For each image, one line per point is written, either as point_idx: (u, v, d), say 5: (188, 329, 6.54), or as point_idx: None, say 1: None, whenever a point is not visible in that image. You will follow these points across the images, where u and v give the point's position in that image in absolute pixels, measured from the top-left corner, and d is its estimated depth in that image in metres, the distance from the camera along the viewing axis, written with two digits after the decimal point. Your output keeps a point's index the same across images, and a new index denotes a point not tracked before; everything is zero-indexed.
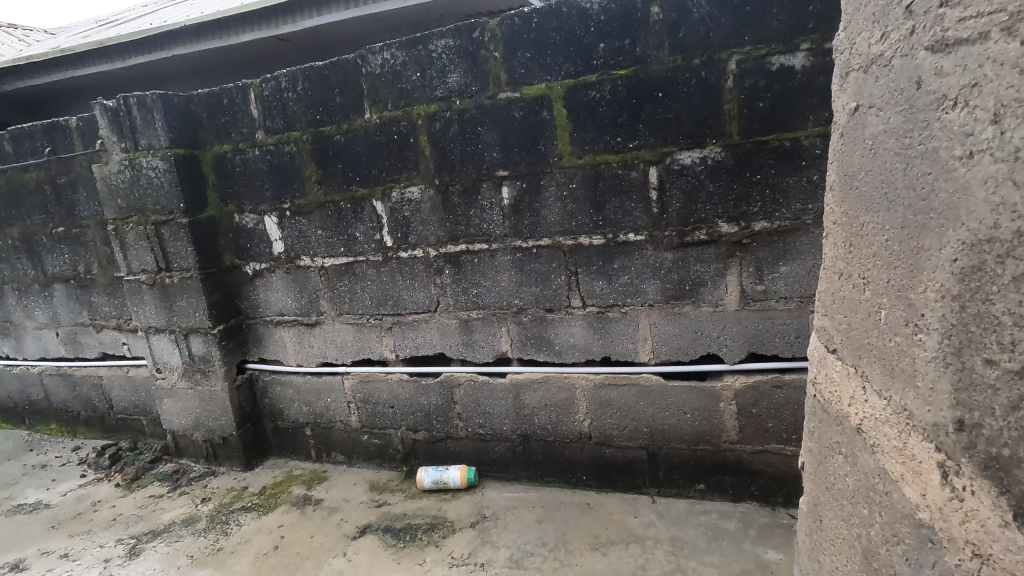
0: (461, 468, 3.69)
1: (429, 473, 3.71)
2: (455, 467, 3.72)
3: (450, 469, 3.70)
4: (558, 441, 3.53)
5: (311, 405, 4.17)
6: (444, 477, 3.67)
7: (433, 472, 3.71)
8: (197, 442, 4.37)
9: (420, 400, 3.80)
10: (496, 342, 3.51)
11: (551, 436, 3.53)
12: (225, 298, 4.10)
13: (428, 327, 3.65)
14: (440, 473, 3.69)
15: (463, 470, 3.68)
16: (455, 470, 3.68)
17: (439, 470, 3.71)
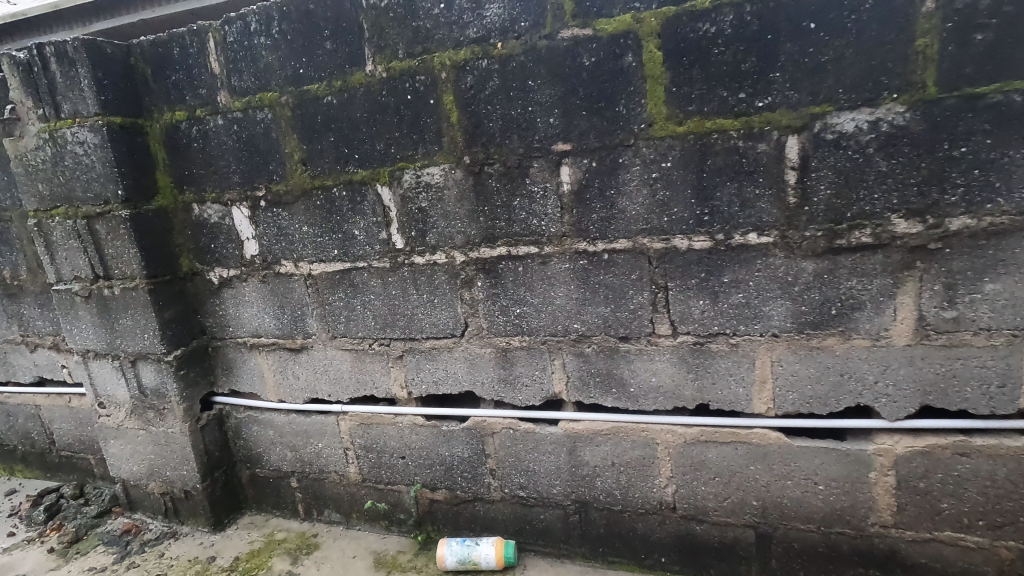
0: (496, 544, 2.77)
1: (452, 548, 2.79)
2: (488, 542, 2.79)
3: (480, 545, 2.78)
4: (628, 512, 2.62)
5: (297, 451, 3.26)
6: (472, 555, 2.75)
7: (457, 548, 2.79)
8: (153, 495, 3.44)
9: (440, 451, 2.90)
10: (546, 380, 2.59)
11: (619, 505, 2.63)
12: (184, 313, 3.16)
13: (452, 357, 2.73)
14: (467, 549, 2.77)
15: (499, 547, 2.76)
16: (487, 548, 2.76)
17: (466, 545, 2.79)
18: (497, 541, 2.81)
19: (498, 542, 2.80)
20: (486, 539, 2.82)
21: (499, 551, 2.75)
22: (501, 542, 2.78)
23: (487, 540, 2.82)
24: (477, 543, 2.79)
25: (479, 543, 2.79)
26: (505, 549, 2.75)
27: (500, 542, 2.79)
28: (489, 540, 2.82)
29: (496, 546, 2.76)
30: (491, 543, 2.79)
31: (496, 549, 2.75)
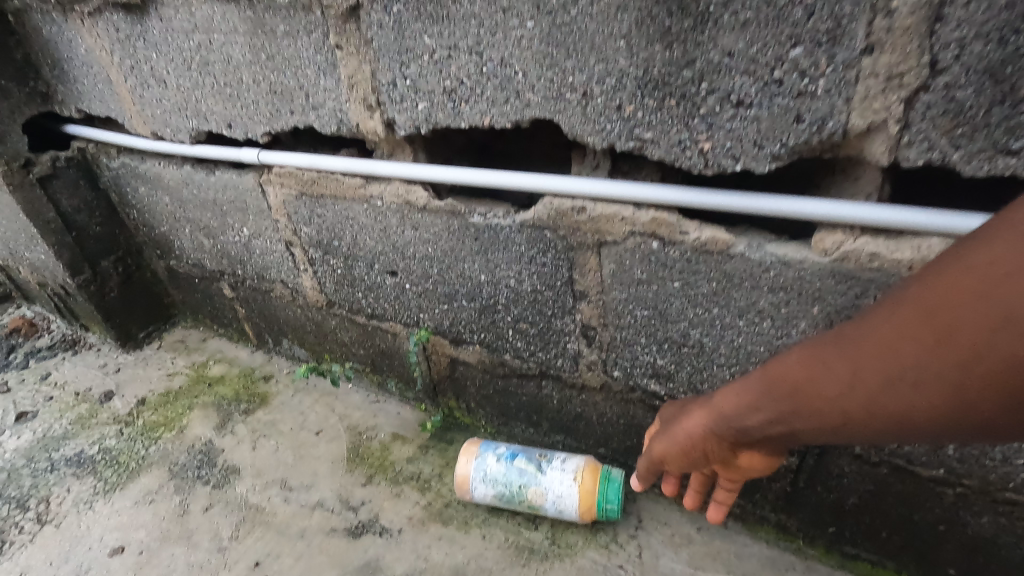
0: (583, 502, 1.26)
1: (485, 491, 1.34)
2: (567, 484, 1.27)
3: (548, 486, 1.28)
4: (954, 485, 0.97)
5: (216, 239, 1.73)
6: (532, 506, 1.31)
7: (496, 488, 1.32)
8: (33, 285, 2.15)
9: (466, 273, 1.25)
10: (823, 88, 0.72)
11: (931, 465, 0.97)
12: None
13: (497, 11, 0.87)
14: (520, 494, 1.30)
15: (586, 506, 1.26)
16: (559, 504, 1.27)
17: (516, 490, 1.30)
18: (586, 493, 1.26)
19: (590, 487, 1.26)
20: (560, 478, 1.28)
21: (587, 513, 1.27)
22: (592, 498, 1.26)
23: (565, 479, 1.27)
24: (542, 484, 1.29)
25: (547, 483, 1.28)
26: (600, 509, 1.26)
27: (592, 494, 1.25)
28: (567, 484, 1.27)
29: (582, 507, 1.26)
30: (570, 495, 1.26)
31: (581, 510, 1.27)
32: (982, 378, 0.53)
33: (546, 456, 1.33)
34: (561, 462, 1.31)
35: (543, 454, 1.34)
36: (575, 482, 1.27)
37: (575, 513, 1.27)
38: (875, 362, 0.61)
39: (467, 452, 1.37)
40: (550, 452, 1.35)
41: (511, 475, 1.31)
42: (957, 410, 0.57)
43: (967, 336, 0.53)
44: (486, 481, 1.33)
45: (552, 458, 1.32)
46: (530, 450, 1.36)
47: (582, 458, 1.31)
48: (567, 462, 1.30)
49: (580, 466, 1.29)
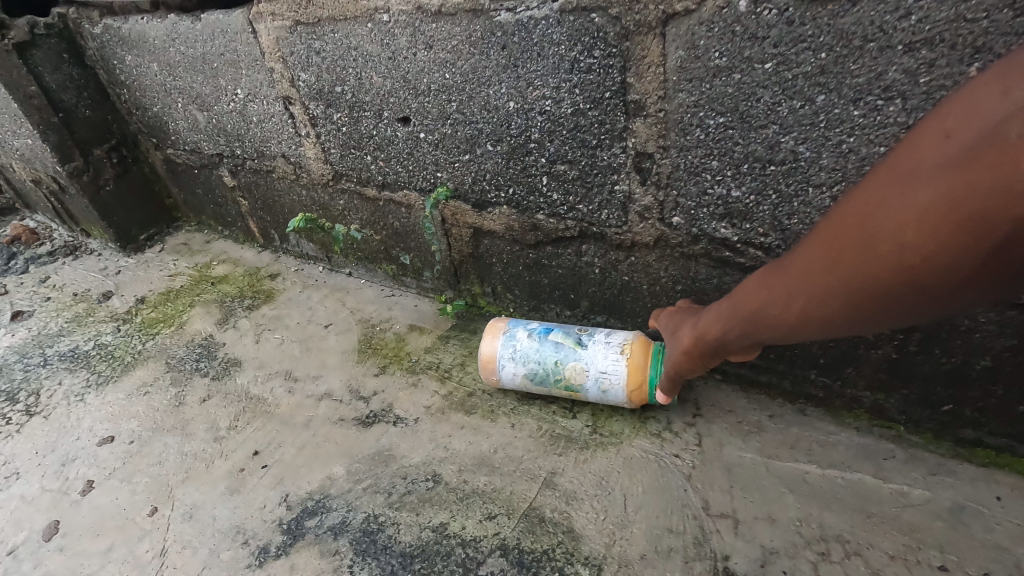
0: (631, 379, 1.05)
1: (514, 373, 1.14)
2: (613, 358, 1.07)
3: (590, 363, 1.08)
4: None
5: (210, 110, 1.54)
6: (570, 389, 1.11)
7: (528, 368, 1.13)
8: (30, 185, 2.01)
9: (492, 101, 1.02)
10: None
11: None
12: None
13: None
14: (556, 375, 1.10)
15: (636, 385, 1.05)
16: (603, 384, 1.07)
17: (552, 369, 1.10)
18: (635, 368, 1.05)
19: (641, 360, 1.05)
20: (605, 353, 1.08)
21: (636, 392, 1.05)
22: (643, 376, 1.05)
23: (611, 354, 1.07)
24: (584, 361, 1.09)
25: (589, 360, 1.08)
26: (652, 389, 1.05)
27: (643, 369, 1.05)
28: (613, 359, 1.07)
29: (630, 385, 1.05)
30: (617, 372, 1.06)
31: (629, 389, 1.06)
32: (882, 291, 0.58)
33: (587, 333, 1.14)
34: (606, 337, 1.11)
35: (583, 331, 1.15)
36: (622, 357, 1.06)
37: (623, 393, 1.06)
38: (798, 282, 0.65)
39: (494, 330, 1.18)
40: (591, 330, 1.15)
41: (546, 352, 1.12)
42: (868, 318, 0.62)
43: (865, 250, 0.57)
44: (515, 360, 1.13)
45: (594, 334, 1.12)
46: (567, 329, 1.16)
47: (630, 333, 1.11)
48: (612, 337, 1.11)
49: (629, 340, 1.08)
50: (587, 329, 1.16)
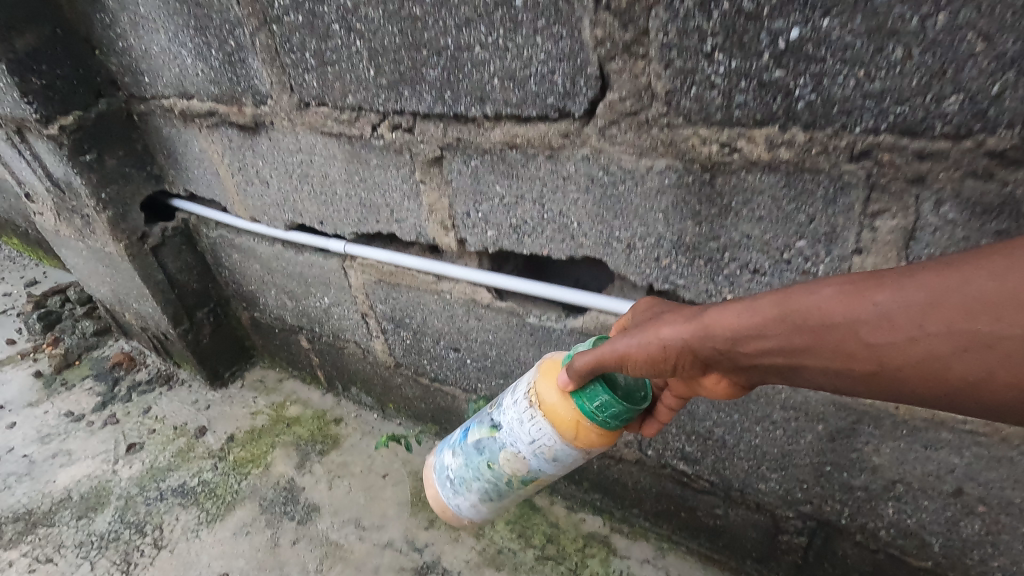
0: (575, 446, 1.02)
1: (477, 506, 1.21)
2: (535, 424, 1.03)
3: (520, 477, 1.12)
4: None
5: (298, 301, 1.98)
6: (527, 480, 1.13)
7: (482, 514, 1.23)
8: (137, 327, 2.47)
9: (522, 359, 1.45)
10: (823, 271, 0.88)
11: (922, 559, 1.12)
12: (60, 44, 1.65)
13: (556, 176, 1.05)
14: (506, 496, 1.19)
15: (573, 429, 0.99)
16: (546, 467, 1.08)
17: (495, 492, 1.17)
18: (565, 416, 0.99)
19: (554, 398, 1.00)
20: (525, 449, 1.06)
21: (584, 425, 0.98)
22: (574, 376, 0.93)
23: (529, 457, 1.07)
24: (509, 458, 1.10)
25: (517, 479, 1.12)
26: (589, 415, 0.97)
27: (559, 406, 1.00)
28: (535, 441, 1.04)
29: (575, 446, 1.02)
30: (549, 448, 1.04)
31: (577, 425, 0.99)
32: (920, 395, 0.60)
33: (496, 430, 1.11)
34: (516, 424, 1.06)
35: (499, 412, 1.12)
36: (543, 424, 1.02)
37: (568, 445, 1.02)
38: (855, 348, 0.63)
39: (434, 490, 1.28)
40: (497, 414, 1.11)
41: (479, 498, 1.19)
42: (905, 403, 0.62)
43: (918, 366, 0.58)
44: (468, 501, 1.21)
45: (496, 442, 1.11)
46: (480, 429, 1.16)
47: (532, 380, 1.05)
48: (512, 434, 1.07)
49: (537, 394, 1.03)
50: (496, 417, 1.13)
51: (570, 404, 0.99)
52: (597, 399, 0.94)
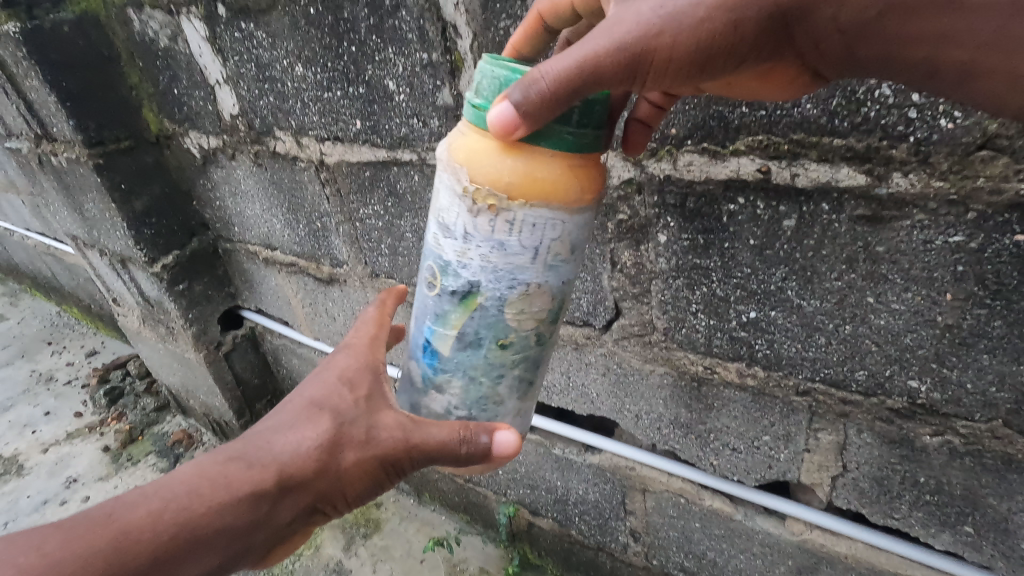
0: (590, 193, 0.84)
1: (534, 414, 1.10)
2: (530, 220, 0.81)
3: (548, 317, 0.93)
4: None
5: None
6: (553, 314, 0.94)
7: (513, 395, 1.00)
8: (198, 411, 2.77)
9: (547, 477, 1.72)
10: (784, 458, 1.16)
11: None
12: (168, 200, 2.01)
13: (580, 360, 1.35)
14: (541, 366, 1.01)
15: (572, 179, 0.81)
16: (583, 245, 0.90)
17: (532, 377, 1.00)
18: (562, 186, 0.80)
19: (519, 163, 0.79)
20: (536, 261, 0.85)
21: (579, 159, 0.82)
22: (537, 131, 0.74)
23: (549, 267, 0.87)
24: (522, 323, 0.91)
25: (540, 333, 0.94)
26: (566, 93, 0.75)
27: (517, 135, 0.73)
28: (552, 233, 0.83)
29: (590, 194, 0.84)
30: (567, 229, 0.84)
31: (582, 164, 0.82)
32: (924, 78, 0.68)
33: (483, 296, 0.88)
34: (512, 251, 0.83)
35: (462, 326, 0.92)
36: (541, 209, 0.81)
37: (582, 211, 0.84)
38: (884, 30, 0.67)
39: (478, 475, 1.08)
40: (478, 273, 0.86)
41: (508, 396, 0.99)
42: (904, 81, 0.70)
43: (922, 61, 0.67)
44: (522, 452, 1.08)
45: (486, 309, 0.89)
46: (449, 353, 0.95)
47: (476, 190, 0.81)
48: (477, 238, 0.84)
49: (500, 189, 0.80)
50: (465, 297, 0.89)
51: (545, 161, 0.79)
52: (573, 126, 0.79)
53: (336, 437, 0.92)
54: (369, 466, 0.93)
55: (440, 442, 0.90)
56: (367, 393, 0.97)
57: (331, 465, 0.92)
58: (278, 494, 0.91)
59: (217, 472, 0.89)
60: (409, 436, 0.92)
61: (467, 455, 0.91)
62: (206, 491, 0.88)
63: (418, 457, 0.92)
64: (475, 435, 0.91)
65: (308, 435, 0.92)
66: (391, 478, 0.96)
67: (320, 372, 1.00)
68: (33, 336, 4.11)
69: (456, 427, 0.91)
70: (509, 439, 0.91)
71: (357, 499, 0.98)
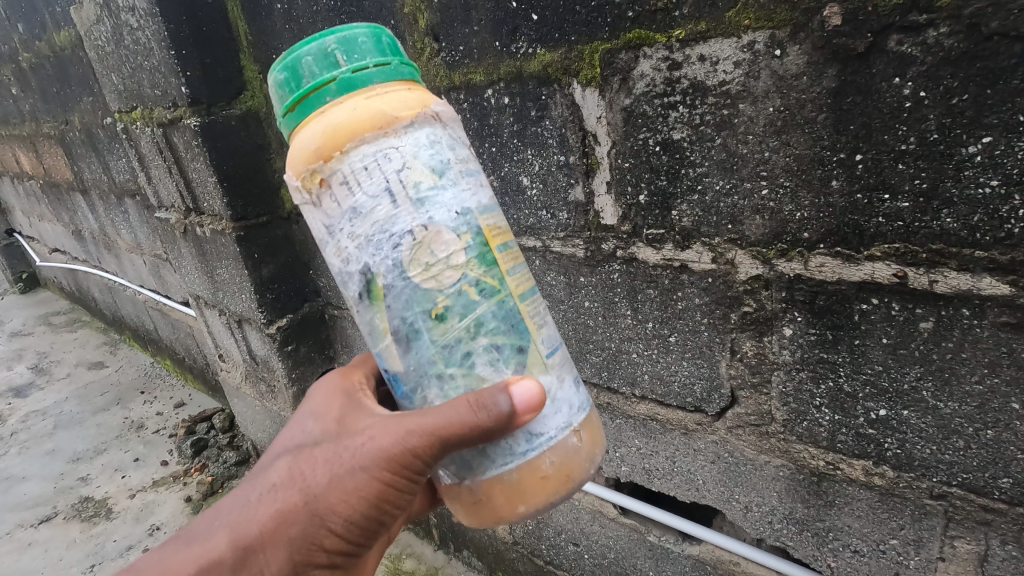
0: (406, 101, 0.88)
1: (574, 390, 0.94)
2: (365, 165, 0.84)
3: (470, 257, 0.86)
4: None
5: None
6: (482, 255, 0.87)
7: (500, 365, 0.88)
8: None
9: (638, 564, 1.67)
10: (914, 565, 1.12)
11: None
12: (289, 268, 2.22)
13: (688, 446, 1.36)
14: (527, 327, 0.90)
15: (374, 112, 0.86)
16: (455, 172, 0.89)
17: (516, 339, 0.88)
18: (365, 114, 0.86)
19: (317, 129, 0.87)
20: (398, 202, 0.84)
21: (377, 90, 0.88)
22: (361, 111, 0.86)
23: (422, 200, 0.85)
24: (441, 278, 0.85)
25: (474, 281, 0.86)
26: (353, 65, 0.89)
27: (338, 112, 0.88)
28: (394, 166, 0.85)
29: (406, 106, 0.88)
30: (410, 152, 0.86)
31: (383, 93, 0.89)
32: None
33: (383, 278, 0.86)
34: (369, 210, 0.84)
35: (390, 323, 0.88)
36: (361, 150, 0.84)
37: (409, 128, 0.87)
38: None
39: (546, 487, 0.89)
40: (363, 257, 0.86)
41: (510, 376, 0.88)
42: None
43: None
44: (569, 435, 0.91)
45: (393, 287, 0.86)
46: (402, 364, 0.89)
47: (303, 180, 0.88)
48: (340, 226, 0.87)
49: (315, 161, 0.86)
50: (370, 289, 0.88)
51: (335, 112, 0.87)
52: (343, 71, 0.88)
53: (306, 467, 0.95)
54: (350, 484, 0.92)
55: (445, 421, 0.83)
56: (344, 416, 1.01)
57: (307, 497, 0.93)
58: (255, 544, 0.93)
59: (187, 552, 0.93)
60: (394, 432, 0.89)
61: (488, 423, 0.82)
62: (174, 570, 0.91)
63: (409, 449, 0.87)
64: (491, 399, 0.82)
65: (279, 477, 0.96)
66: (386, 492, 0.93)
67: (302, 411, 1.08)
68: (128, 385, 4.40)
69: (465, 403, 0.83)
70: (529, 389, 0.85)
71: (354, 528, 0.95)
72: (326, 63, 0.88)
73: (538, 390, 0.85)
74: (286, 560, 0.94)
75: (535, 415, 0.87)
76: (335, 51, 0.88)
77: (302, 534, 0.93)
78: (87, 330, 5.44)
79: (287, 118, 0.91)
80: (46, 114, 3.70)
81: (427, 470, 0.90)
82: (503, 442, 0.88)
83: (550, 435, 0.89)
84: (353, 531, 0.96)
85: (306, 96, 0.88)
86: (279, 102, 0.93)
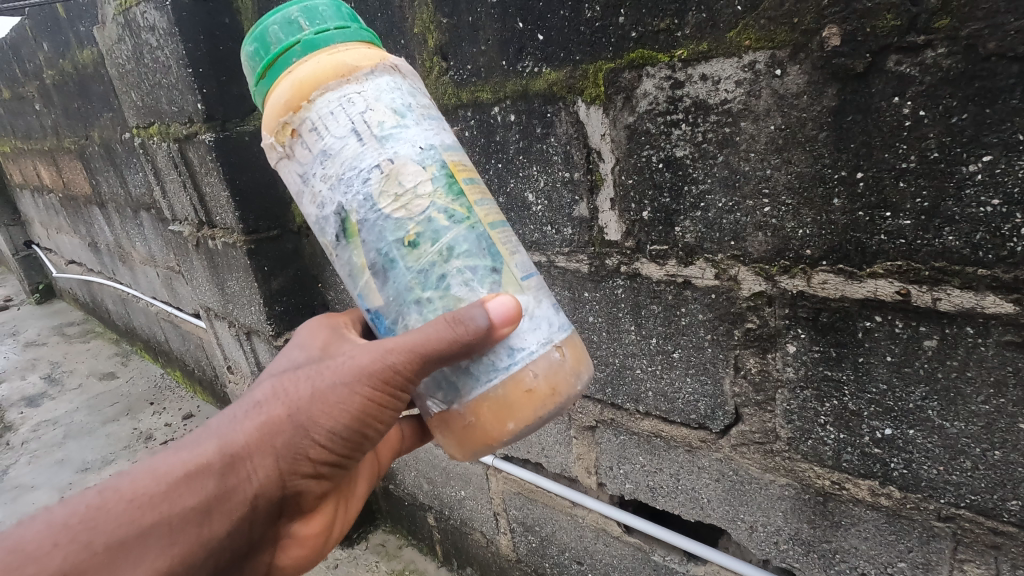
0: (367, 55, 0.93)
1: (552, 312, 0.94)
2: (331, 109, 0.88)
3: (436, 187, 0.88)
4: None
5: (436, 489, 2.20)
6: (448, 185, 0.89)
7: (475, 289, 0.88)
8: None
9: None
10: None
11: None
12: (298, 281, 2.24)
13: (692, 463, 1.35)
14: (499, 251, 0.90)
15: (337, 64, 0.91)
16: (416, 114, 0.92)
17: (489, 261, 0.89)
18: (328, 66, 0.91)
19: (286, 85, 0.92)
20: (365, 140, 0.87)
21: (339, 48, 0.93)
22: (325, 64, 0.91)
23: (386, 137, 0.88)
24: (411, 206, 0.87)
25: (443, 209, 0.88)
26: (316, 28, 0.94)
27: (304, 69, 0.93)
28: (357, 109, 0.88)
29: (367, 59, 0.93)
30: (372, 97, 0.90)
31: (345, 50, 0.94)
32: None
33: (356, 213, 0.88)
34: (338, 150, 0.88)
35: (367, 257, 0.89)
36: (325, 97, 0.89)
37: (371, 76, 0.91)
38: None
39: (533, 401, 0.88)
40: (336, 197, 0.89)
41: (486, 296, 0.88)
42: None
43: None
44: (550, 350, 0.90)
45: (367, 221, 0.88)
46: (382, 297, 0.90)
47: (276, 135, 0.93)
48: (314, 170, 0.90)
49: (286, 115, 0.91)
50: (345, 228, 0.90)
51: (301, 69, 0.92)
52: (307, 33, 0.93)
53: (290, 383, 0.95)
54: (333, 397, 0.92)
55: (424, 338, 0.83)
56: (327, 344, 1.02)
57: (292, 409, 0.93)
58: (242, 453, 0.93)
59: (173, 457, 0.92)
60: (374, 349, 0.90)
61: (466, 337, 0.83)
62: (163, 473, 0.90)
63: (388, 365, 0.87)
64: (467, 314, 0.83)
65: (263, 395, 0.96)
66: (369, 407, 0.93)
67: (287, 346, 1.09)
68: (138, 396, 4.44)
69: (443, 320, 0.83)
70: (504, 304, 0.85)
71: (338, 440, 0.95)
72: (290, 28, 0.94)
73: (513, 305, 0.86)
74: (272, 467, 0.95)
75: (513, 330, 0.87)
76: (299, 17, 0.94)
77: (288, 444, 0.94)
78: (100, 341, 5.50)
79: (260, 85, 0.97)
80: (68, 129, 3.80)
81: (410, 387, 0.90)
82: (484, 358, 0.88)
83: (531, 350, 0.89)
84: (337, 444, 0.97)
85: (274, 61, 0.94)
86: (253, 76, 1.00)
